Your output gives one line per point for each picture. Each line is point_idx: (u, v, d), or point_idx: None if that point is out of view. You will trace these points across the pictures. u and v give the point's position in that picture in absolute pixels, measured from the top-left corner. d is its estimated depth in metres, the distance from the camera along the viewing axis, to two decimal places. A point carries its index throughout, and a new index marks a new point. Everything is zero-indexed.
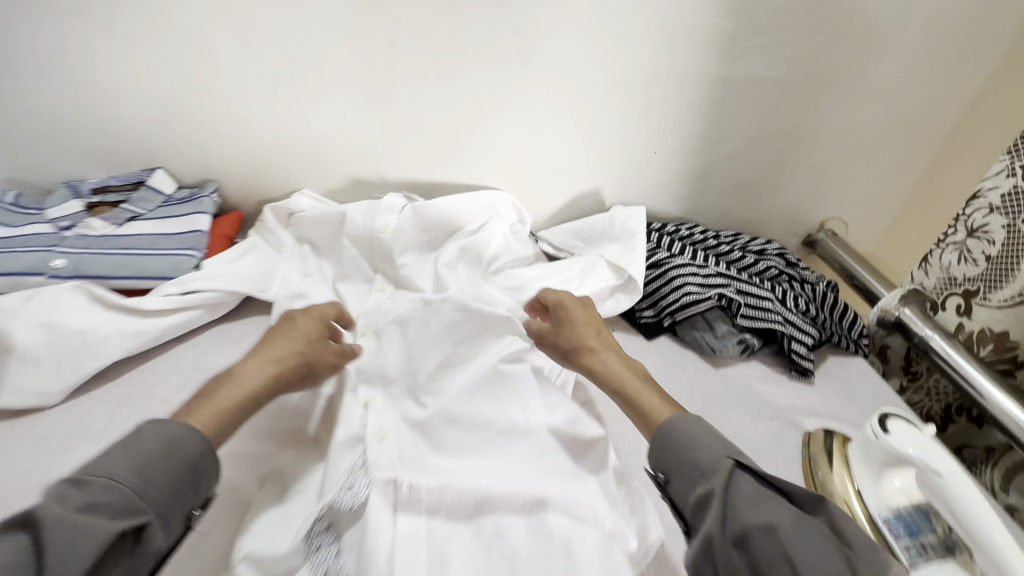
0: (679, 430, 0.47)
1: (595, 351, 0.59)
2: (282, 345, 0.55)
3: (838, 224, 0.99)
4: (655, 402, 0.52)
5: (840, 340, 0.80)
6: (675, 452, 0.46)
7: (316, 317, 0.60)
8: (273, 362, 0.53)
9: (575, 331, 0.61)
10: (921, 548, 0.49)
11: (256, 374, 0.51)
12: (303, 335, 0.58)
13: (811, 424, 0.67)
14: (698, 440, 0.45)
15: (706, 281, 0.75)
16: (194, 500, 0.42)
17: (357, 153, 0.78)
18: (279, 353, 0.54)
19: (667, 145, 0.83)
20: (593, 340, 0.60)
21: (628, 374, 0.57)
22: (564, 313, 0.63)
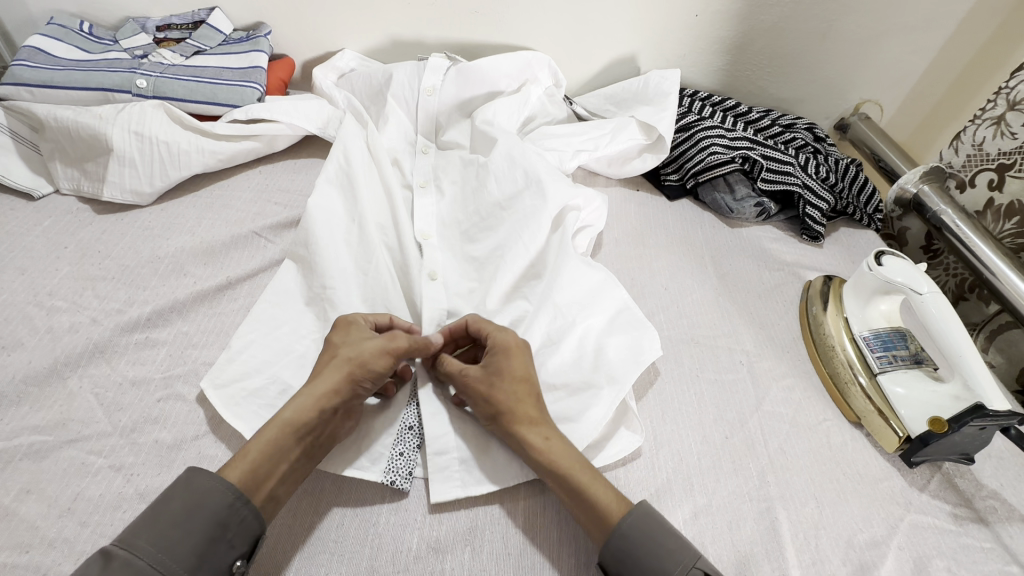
0: (647, 537, 0.41)
1: (536, 420, 0.46)
2: (324, 364, 0.46)
3: (873, 108, 0.98)
4: (608, 492, 0.43)
5: (854, 213, 0.84)
6: (638, 558, 0.41)
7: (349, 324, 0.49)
8: (317, 377, 0.45)
9: (511, 383, 0.47)
10: (891, 358, 0.57)
11: (301, 395, 0.43)
12: (352, 349, 0.46)
13: (812, 275, 0.74)
14: (667, 546, 0.41)
15: (732, 143, 0.78)
16: (231, 549, 0.38)
17: (401, 3, 0.79)
18: (322, 369, 0.45)
19: (710, 8, 0.82)
20: (528, 402, 0.46)
21: (556, 450, 0.44)
22: (499, 359, 0.48)
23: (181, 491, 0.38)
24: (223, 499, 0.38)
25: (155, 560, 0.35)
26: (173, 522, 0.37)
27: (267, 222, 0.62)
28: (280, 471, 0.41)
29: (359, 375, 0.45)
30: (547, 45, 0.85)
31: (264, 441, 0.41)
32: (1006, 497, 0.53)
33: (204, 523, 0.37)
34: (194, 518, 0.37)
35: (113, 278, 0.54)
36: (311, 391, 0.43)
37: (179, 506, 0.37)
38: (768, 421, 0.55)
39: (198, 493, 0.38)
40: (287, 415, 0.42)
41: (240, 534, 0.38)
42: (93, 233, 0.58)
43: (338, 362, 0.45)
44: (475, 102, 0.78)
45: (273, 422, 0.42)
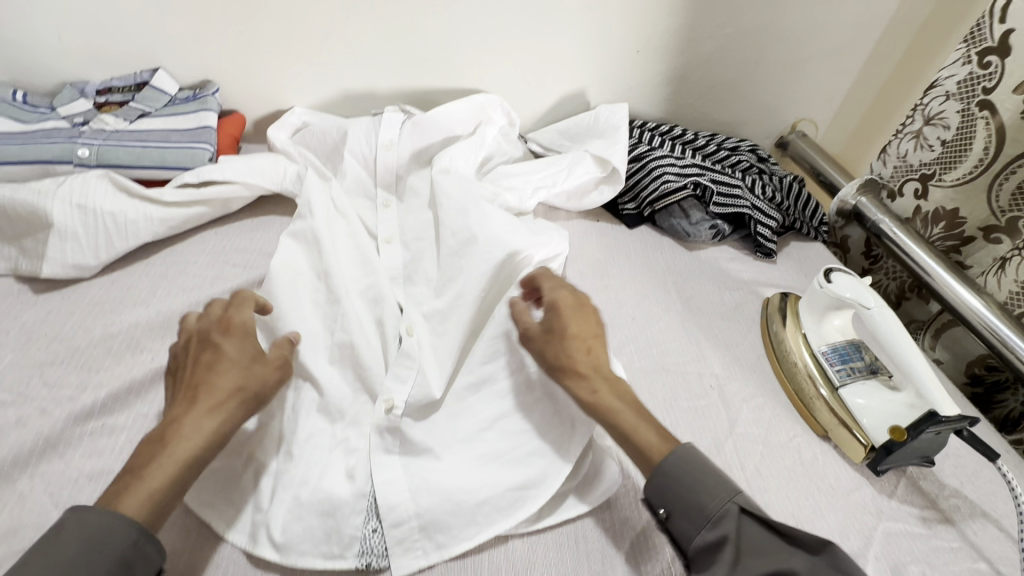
0: (686, 473, 0.44)
1: (584, 374, 0.49)
2: (213, 380, 0.45)
3: (808, 125, 1.05)
4: (654, 436, 0.47)
5: (802, 227, 0.89)
6: (679, 493, 0.44)
7: (225, 333, 0.48)
8: (207, 396, 0.44)
9: (564, 340, 0.50)
10: (849, 370, 0.60)
11: (202, 420, 0.43)
12: (234, 362, 0.47)
13: (769, 292, 0.77)
14: (705, 480, 0.44)
15: (683, 170, 0.82)
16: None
17: (349, 54, 0.79)
18: (212, 388, 0.44)
19: (649, 45, 0.86)
20: (585, 357, 0.50)
21: (606, 396, 0.48)
22: (554, 319, 0.51)
23: (86, 533, 0.36)
24: (127, 538, 0.37)
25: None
26: (70, 568, 0.35)
27: (226, 286, 0.60)
28: (184, 486, 0.41)
29: (253, 393, 0.46)
30: (498, 87, 0.88)
31: (165, 471, 0.40)
32: (967, 494, 0.56)
33: (106, 565, 0.36)
34: (99, 560, 0.36)
35: (61, 362, 0.51)
36: (211, 417, 0.43)
37: (74, 544, 0.36)
38: (742, 444, 0.56)
39: (95, 529, 0.37)
40: (188, 443, 0.42)
41: (145, 567, 0.38)
42: (38, 314, 0.55)
43: (228, 377, 0.45)
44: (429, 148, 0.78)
45: (171, 447, 0.41)
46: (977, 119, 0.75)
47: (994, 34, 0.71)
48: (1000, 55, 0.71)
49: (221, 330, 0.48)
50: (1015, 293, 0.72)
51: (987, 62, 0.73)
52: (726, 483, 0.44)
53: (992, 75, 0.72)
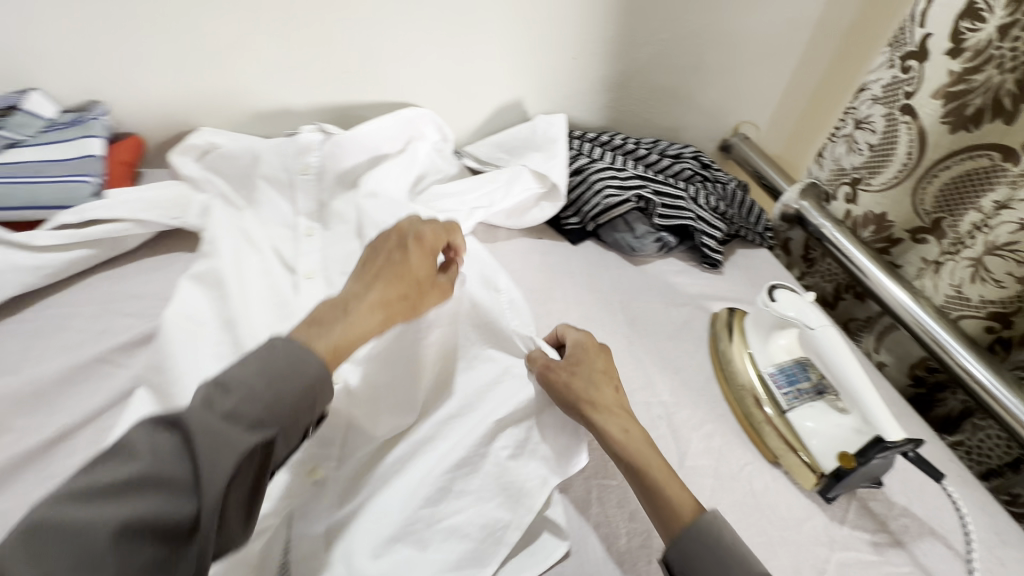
0: (715, 534, 0.42)
1: (613, 413, 0.49)
2: (389, 273, 0.51)
3: (750, 127, 1.04)
4: (681, 495, 0.45)
5: (747, 234, 0.87)
6: (708, 559, 0.41)
7: (417, 245, 0.54)
8: (385, 292, 0.50)
9: (593, 382, 0.50)
10: (797, 393, 0.58)
11: (373, 311, 0.48)
12: (416, 272, 0.52)
13: (717, 306, 0.75)
14: (736, 556, 0.41)
15: (625, 183, 0.79)
16: (308, 420, 0.42)
17: (260, 69, 0.73)
18: (393, 285, 0.50)
19: (585, 51, 0.83)
20: (609, 398, 0.50)
21: (631, 440, 0.48)
22: (580, 360, 0.53)
23: (266, 358, 0.40)
24: (306, 382, 0.41)
25: (264, 408, 0.38)
26: (267, 389, 0.39)
27: (115, 340, 0.53)
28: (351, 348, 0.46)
29: (417, 306, 0.51)
30: (430, 99, 0.82)
31: (345, 334, 0.45)
32: (916, 512, 0.55)
33: (291, 393, 0.40)
34: (291, 380, 0.40)
35: None
36: (379, 315, 0.48)
37: (281, 361, 0.40)
38: (693, 478, 0.54)
39: (280, 365, 0.40)
40: (363, 320, 0.47)
41: (301, 427, 0.41)
42: None
43: (405, 285, 0.51)
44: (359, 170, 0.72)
45: (350, 319, 0.46)
46: (900, 123, 0.75)
47: (915, 39, 0.72)
48: (920, 59, 0.71)
49: (416, 241, 0.54)
50: (951, 298, 0.72)
51: (909, 66, 0.73)
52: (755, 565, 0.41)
53: (912, 80, 0.73)
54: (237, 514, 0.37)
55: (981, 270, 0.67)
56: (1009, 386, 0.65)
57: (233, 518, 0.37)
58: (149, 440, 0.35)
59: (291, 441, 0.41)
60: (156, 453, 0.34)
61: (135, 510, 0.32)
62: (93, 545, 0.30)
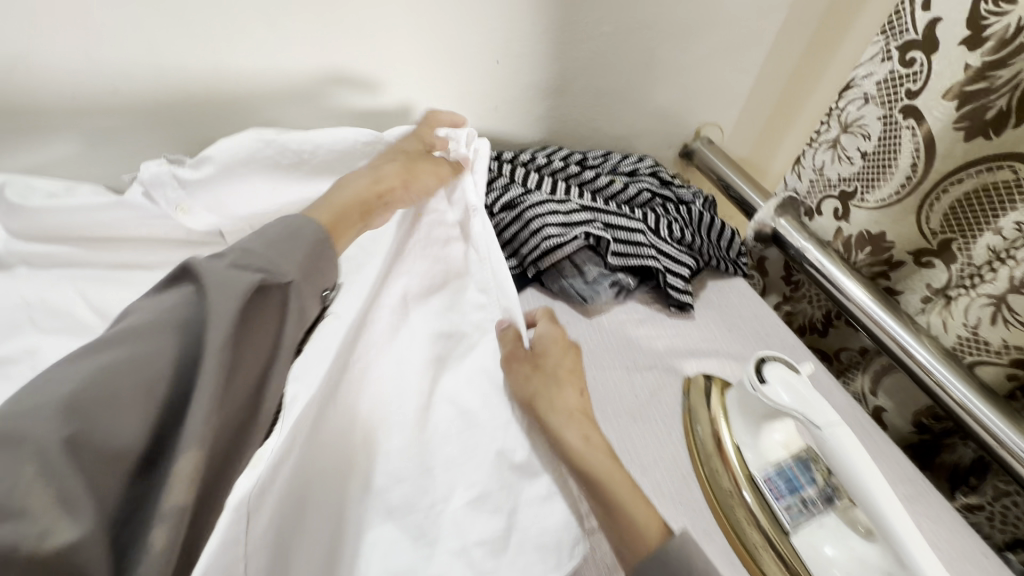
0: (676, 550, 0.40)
1: (570, 415, 0.47)
2: (387, 165, 0.54)
3: (713, 130, 0.90)
4: (644, 509, 0.43)
5: (718, 263, 0.73)
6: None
7: (422, 141, 0.58)
8: (392, 178, 0.53)
9: (552, 382, 0.50)
10: (802, 507, 0.44)
11: (379, 183, 0.52)
12: (406, 162, 0.55)
13: (689, 365, 0.61)
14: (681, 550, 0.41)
15: (569, 219, 0.63)
16: (322, 284, 0.44)
17: (66, 97, 0.53)
18: (394, 172, 0.54)
19: (512, 53, 0.66)
20: (575, 397, 0.50)
21: (591, 447, 0.46)
22: (540, 357, 0.52)
23: (274, 232, 0.43)
24: (314, 236, 0.44)
25: (260, 270, 0.40)
26: (271, 246, 0.42)
27: None
28: (353, 223, 0.50)
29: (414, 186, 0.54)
30: (319, 120, 0.64)
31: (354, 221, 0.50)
32: None
33: (299, 255, 0.43)
34: (295, 244, 0.43)
35: None
36: (381, 190, 0.52)
37: (278, 232, 0.43)
38: None
39: (293, 229, 0.44)
40: (367, 193, 0.52)
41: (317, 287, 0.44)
42: None
43: (406, 169, 0.54)
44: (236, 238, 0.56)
45: (360, 202, 0.51)
46: (902, 128, 0.62)
47: (917, 25, 0.58)
48: (925, 51, 0.58)
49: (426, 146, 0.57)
50: (964, 340, 0.60)
51: (911, 59, 0.59)
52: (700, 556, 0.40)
53: (917, 75, 0.59)
54: (247, 385, 0.38)
55: (1005, 310, 0.55)
56: (1007, 420, 0.55)
57: (245, 390, 0.38)
58: (165, 296, 0.37)
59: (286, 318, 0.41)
60: (173, 303, 0.37)
61: (140, 351, 0.34)
62: (139, 376, 0.33)
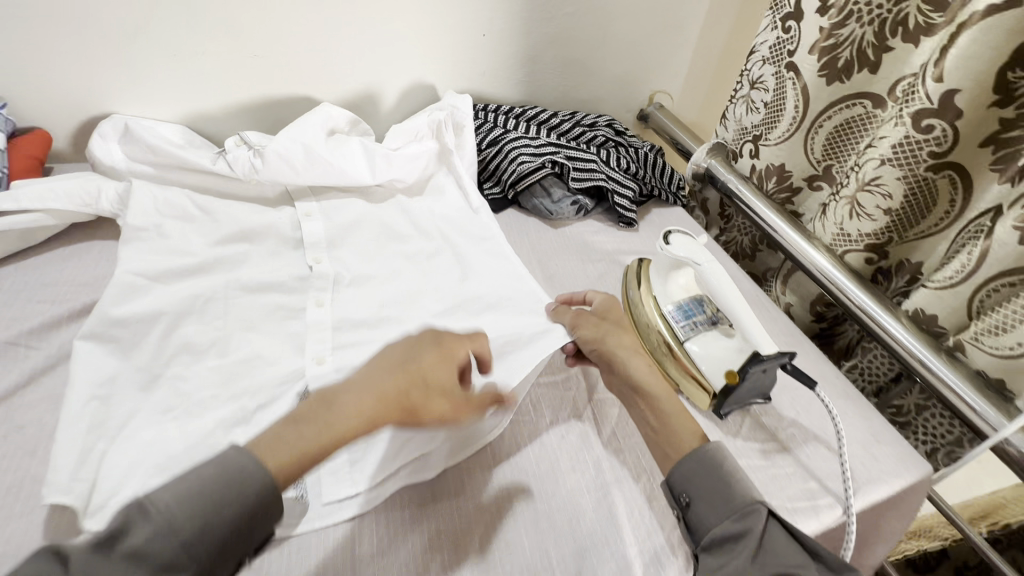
0: (721, 459, 0.48)
1: (632, 357, 0.55)
2: (383, 380, 0.42)
3: (663, 97, 1.10)
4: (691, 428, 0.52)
5: (660, 193, 0.93)
6: (707, 484, 0.47)
7: (443, 352, 0.45)
8: (382, 403, 0.41)
9: (618, 330, 0.58)
10: (692, 325, 0.63)
11: (367, 407, 0.40)
12: (433, 388, 0.42)
13: (630, 259, 0.80)
14: (734, 482, 0.47)
15: (538, 150, 0.83)
16: (249, 545, 0.37)
17: (165, 56, 0.72)
18: (389, 391, 0.41)
19: (494, 28, 0.86)
20: (633, 338, 0.58)
21: (652, 375, 0.55)
22: (604, 313, 0.60)
23: (214, 472, 0.35)
24: (262, 483, 0.36)
25: (187, 541, 0.33)
26: (209, 495, 0.35)
27: (29, 326, 0.54)
28: (323, 458, 0.39)
29: (420, 413, 0.42)
30: (345, 80, 0.84)
31: (324, 435, 0.38)
32: (802, 422, 0.61)
33: (235, 508, 0.35)
34: (227, 491, 0.35)
35: None
36: (377, 407, 0.40)
37: (221, 479, 0.35)
38: (600, 408, 0.59)
39: (239, 469, 0.36)
40: (355, 418, 0.39)
41: (259, 534, 0.37)
42: None
43: (409, 383, 0.42)
44: (286, 182, 0.70)
45: (330, 415, 0.39)
46: (787, 80, 0.81)
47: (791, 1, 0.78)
48: (796, 20, 0.77)
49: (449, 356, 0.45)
50: (836, 236, 0.78)
51: (789, 27, 0.79)
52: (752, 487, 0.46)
53: (793, 38, 0.78)
54: None
55: (857, 207, 0.73)
56: (982, 397, 0.62)
57: None
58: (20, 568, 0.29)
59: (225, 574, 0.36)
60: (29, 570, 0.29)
61: None
62: None
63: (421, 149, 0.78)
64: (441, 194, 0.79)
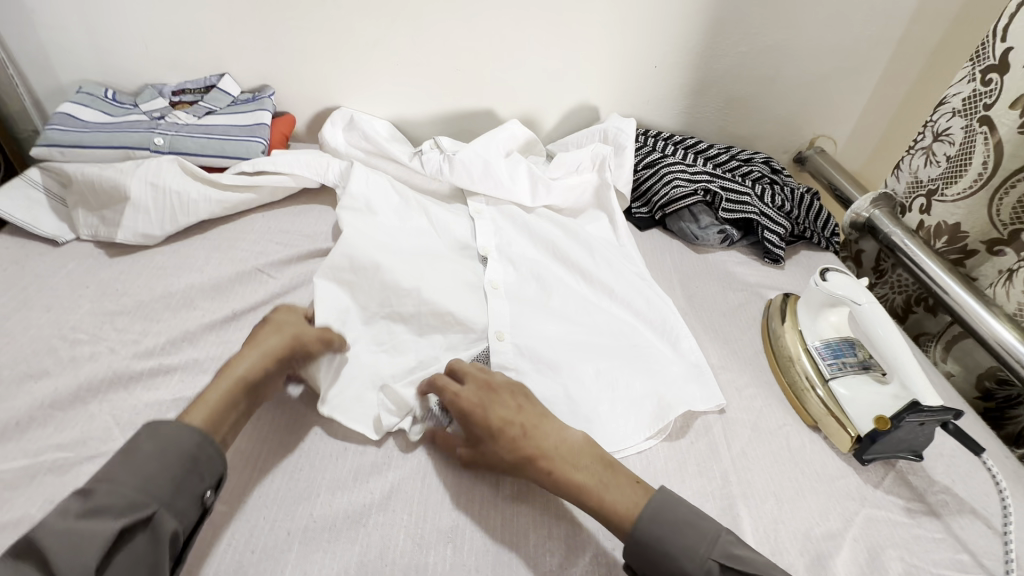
0: (649, 532, 0.46)
1: (540, 449, 0.50)
2: (268, 338, 0.56)
3: (826, 141, 1.07)
4: (619, 498, 0.48)
5: (812, 236, 0.91)
6: (658, 558, 0.46)
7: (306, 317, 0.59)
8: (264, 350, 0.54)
9: (492, 414, 0.51)
10: (840, 364, 0.62)
11: (249, 363, 0.52)
12: (286, 325, 0.57)
13: (772, 294, 0.79)
14: (681, 541, 0.46)
15: (693, 177, 0.86)
16: (204, 483, 0.45)
17: (389, 64, 0.88)
18: (265, 344, 0.55)
19: (667, 60, 0.92)
20: (521, 425, 0.51)
21: (567, 464, 0.49)
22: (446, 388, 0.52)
23: (155, 444, 0.44)
24: (192, 438, 0.46)
25: (136, 488, 0.42)
26: (148, 458, 0.44)
27: (269, 260, 0.69)
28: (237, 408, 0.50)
29: (300, 346, 0.55)
30: (523, 96, 0.94)
31: (228, 387, 0.50)
32: (956, 491, 0.57)
33: (178, 459, 0.44)
34: (164, 451, 0.44)
35: (129, 313, 0.59)
36: (259, 365, 0.53)
37: (152, 448, 0.44)
38: (731, 426, 0.60)
39: (165, 439, 0.45)
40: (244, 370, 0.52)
41: (210, 469, 0.46)
42: (111, 273, 0.63)
43: (286, 335, 0.56)
44: (465, 188, 0.81)
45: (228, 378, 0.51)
46: (977, 134, 0.76)
47: (997, 54, 0.73)
48: (1000, 72, 0.72)
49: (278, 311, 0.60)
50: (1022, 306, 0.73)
51: (989, 79, 0.74)
52: (698, 543, 0.46)
53: (992, 92, 0.74)
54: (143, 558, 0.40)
55: None
56: None
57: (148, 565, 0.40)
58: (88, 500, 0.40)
59: (187, 514, 0.43)
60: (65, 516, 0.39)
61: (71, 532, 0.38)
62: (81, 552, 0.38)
63: (580, 181, 0.84)
64: (594, 220, 0.85)
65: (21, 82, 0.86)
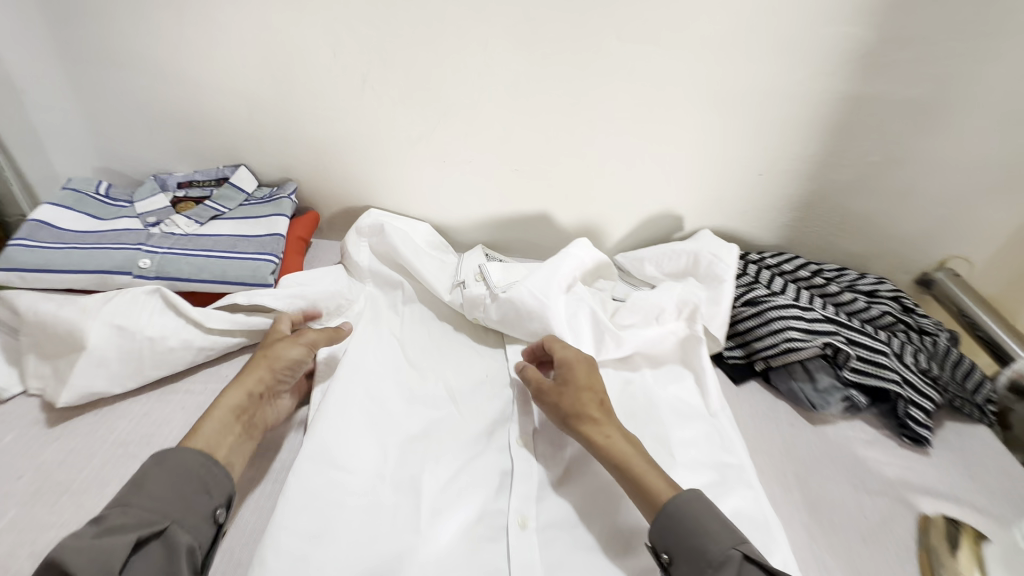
0: (684, 513, 0.45)
1: (596, 421, 0.53)
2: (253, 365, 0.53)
3: (960, 263, 0.87)
4: (660, 478, 0.48)
5: (962, 404, 0.69)
6: (680, 538, 0.45)
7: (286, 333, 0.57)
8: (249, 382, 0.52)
9: (574, 396, 0.55)
10: None
11: (236, 395, 0.50)
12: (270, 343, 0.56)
13: (927, 505, 0.59)
14: (708, 527, 0.44)
15: (811, 327, 0.66)
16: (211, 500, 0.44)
17: (434, 160, 0.73)
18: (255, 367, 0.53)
19: (775, 167, 0.74)
20: (593, 407, 0.54)
21: (620, 444, 0.51)
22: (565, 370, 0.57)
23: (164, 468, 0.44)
24: (197, 460, 0.45)
25: (151, 507, 0.41)
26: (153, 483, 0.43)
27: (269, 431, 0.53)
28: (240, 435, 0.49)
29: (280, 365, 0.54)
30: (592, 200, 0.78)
31: (223, 418, 0.48)
32: None
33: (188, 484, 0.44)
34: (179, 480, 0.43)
35: (62, 526, 0.44)
36: (244, 395, 0.50)
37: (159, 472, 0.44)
38: None
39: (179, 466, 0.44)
40: (236, 399, 0.50)
41: (216, 484, 0.45)
42: (55, 454, 0.49)
43: (268, 362, 0.54)
44: (511, 331, 0.65)
45: (213, 415, 0.48)
46: None
47: None
48: None
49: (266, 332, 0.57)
50: None
51: None
52: (725, 530, 0.44)
53: None
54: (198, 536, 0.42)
55: None
56: None
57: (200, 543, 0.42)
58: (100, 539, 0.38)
59: (200, 530, 0.43)
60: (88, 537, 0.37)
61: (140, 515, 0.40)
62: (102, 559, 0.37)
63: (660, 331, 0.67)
64: (676, 377, 0.66)
65: (10, 165, 0.74)
